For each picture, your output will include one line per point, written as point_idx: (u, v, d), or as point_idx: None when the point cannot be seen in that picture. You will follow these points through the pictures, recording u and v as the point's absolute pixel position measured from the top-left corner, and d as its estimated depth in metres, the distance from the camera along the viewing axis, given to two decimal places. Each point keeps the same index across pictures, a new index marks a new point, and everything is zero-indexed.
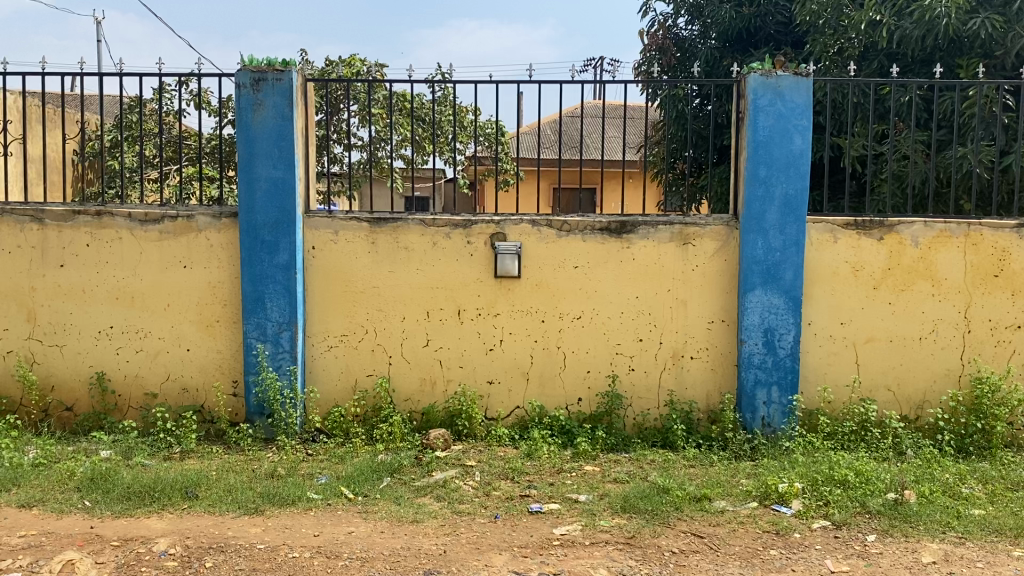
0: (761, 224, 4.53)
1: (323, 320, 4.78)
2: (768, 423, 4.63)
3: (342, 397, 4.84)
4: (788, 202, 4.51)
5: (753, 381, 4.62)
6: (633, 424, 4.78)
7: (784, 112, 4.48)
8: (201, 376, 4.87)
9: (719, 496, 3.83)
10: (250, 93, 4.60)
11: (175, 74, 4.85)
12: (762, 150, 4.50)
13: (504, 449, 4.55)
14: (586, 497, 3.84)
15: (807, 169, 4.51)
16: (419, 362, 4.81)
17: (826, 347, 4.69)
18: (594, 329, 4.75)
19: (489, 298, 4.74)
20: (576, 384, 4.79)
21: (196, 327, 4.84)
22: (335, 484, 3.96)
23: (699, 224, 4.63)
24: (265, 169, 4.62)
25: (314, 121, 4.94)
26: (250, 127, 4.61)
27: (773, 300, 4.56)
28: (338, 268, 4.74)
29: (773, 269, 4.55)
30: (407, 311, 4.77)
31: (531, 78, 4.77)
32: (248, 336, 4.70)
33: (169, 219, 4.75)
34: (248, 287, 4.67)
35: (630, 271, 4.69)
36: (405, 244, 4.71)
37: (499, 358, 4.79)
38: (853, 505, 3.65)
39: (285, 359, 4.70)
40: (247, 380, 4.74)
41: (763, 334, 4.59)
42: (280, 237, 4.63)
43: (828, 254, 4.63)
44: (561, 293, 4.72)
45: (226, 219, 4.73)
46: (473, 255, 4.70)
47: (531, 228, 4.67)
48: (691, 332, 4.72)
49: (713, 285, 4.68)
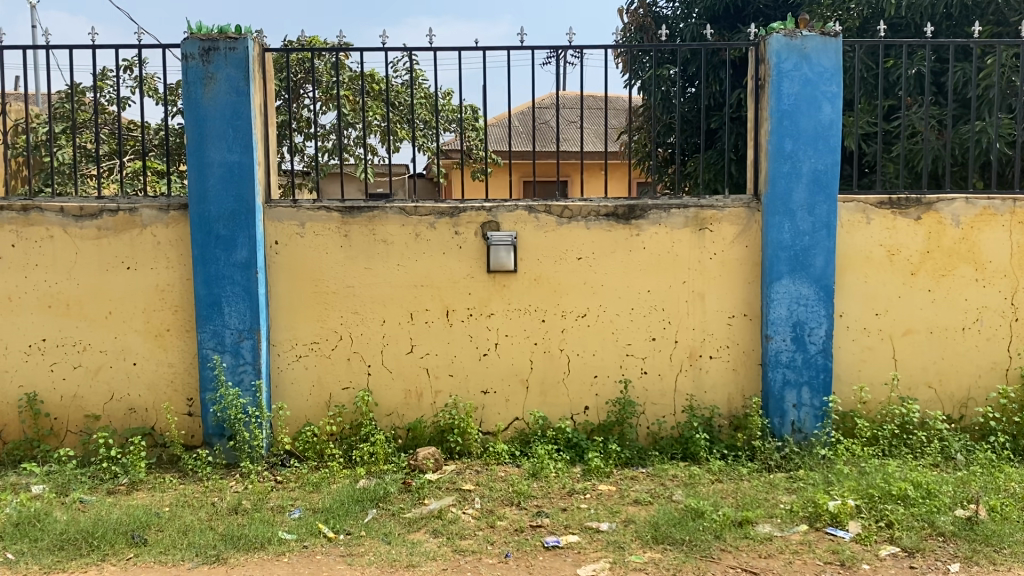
0: (787, 205, 4.01)
1: (290, 325, 4.17)
2: (799, 429, 4.10)
3: (314, 414, 4.23)
4: (817, 178, 3.99)
5: (781, 382, 4.09)
6: (647, 435, 4.23)
7: (811, 77, 3.97)
8: (151, 395, 4.22)
9: (761, 518, 3.30)
10: (199, 65, 3.98)
11: (111, 47, 4.22)
12: (787, 121, 3.98)
13: (504, 468, 3.96)
14: (609, 525, 3.27)
15: (837, 141, 4.00)
16: (402, 371, 4.22)
17: (861, 342, 4.19)
18: (602, 329, 4.19)
19: (481, 295, 4.16)
20: (582, 391, 4.23)
21: (143, 338, 4.19)
22: (312, 519, 3.36)
23: (717, 206, 4.10)
24: (218, 153, 4.00)
25: (274, 99, 4.31)
26: (199, 104, 3.98)
27: (802, 290, 4.04)
28: (307, 264, 4.13)
29: (802, 255, 4.02)
30: (387, 314, 4.17)
31: (521, 42, 4.19)
32: (204, 347, 4.07)
33: (107, 214, 4.11)
34: (201, 290, 4.04)
35: (640, 261, 4.14)
36: (384, 237, 4.12)
37: (494, 364, 4.21)
38: (921, 526, 3.14)
39: (248, 373, 4.07)
40: (204, 398, 4.11)
41: (792, 329, 4.06)
42: (238, 230, 4.01)
43: (860, 237, 4.13)
44: (563, 288, 4.16)
45: (175, 212, 4.11)
46: (461, 248, 4.12)
47: (527, 216, 4.10)
48: (710, 329, 4.18)
49: (733, 275, 4.15)
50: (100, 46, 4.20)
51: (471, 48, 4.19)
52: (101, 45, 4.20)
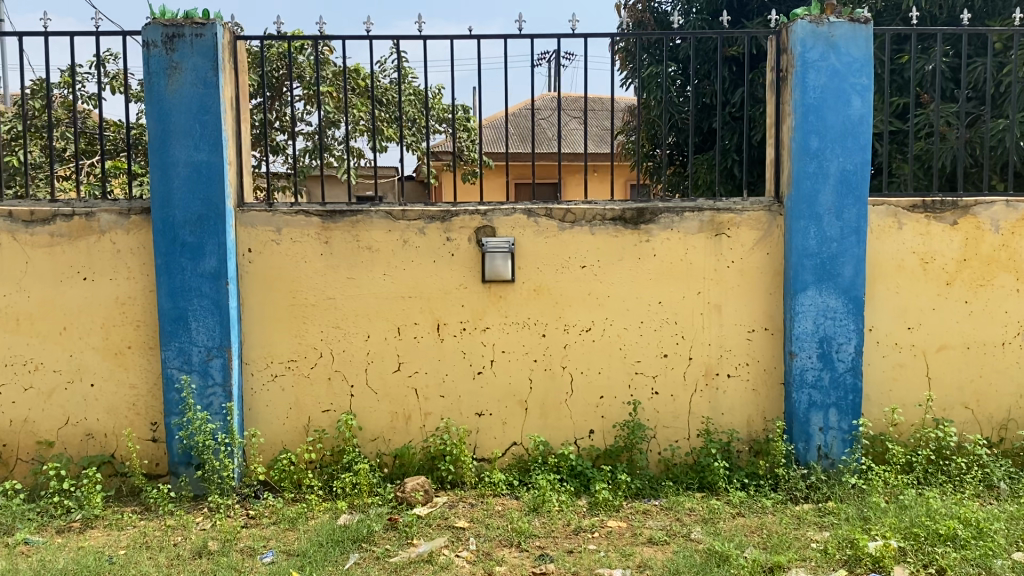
0: (814, 209, 3.63)
1: (265, 342, 3.77)
2: (826, 455, 3.73)
3: (291, 439, 3.83)
4: (845, 179, 3.63)
5: (806, 403, 3.71)
6: (659, 461, 3.85)
7: (839, 68, 3.61)
8: (110, 419, 3.82)
9: (793, 563, 2.92)
10: (162, 54, 3.58)
11: (66, 34, 3.79)
12: (813, 116, 3.61)
13: (502, 501, 3.57)
14: (622, 572, 2.89)
15: (867, 138, 3.64)
16: (388, 392, 3.82)
17: (891, 359, 3.82)
18: (608, 345, 3.80)
19: (475, 307, 3.77)
20: (586, 413, 3.84)
21: (102, 357, 3.79)
22: (286, 565, 2.97)
23: (734, 210, 3.73)
24: (184, 151, 3.60)
25: (246, 92, 3.91)
26: (162, 97, 3.59)
27: (830, 302, 3.67)
28: (282, 275, 3.74)
29: (830, 264, 3.65)
30: (372, 329, 3.78)
31: (519, 30, 3.78)
32: (169, 366, 3.67)
33: (61, 219, 3.71)
34: (165, 303, 3.64)
35: (651, 271, 3.76)
36: (368, 244, 3.73)
37: (490, 384, 3.82)
38: (976, 572, 2.77)
39: (217, 395, 3.67)
40: (169, 423, 3.70)
41: (818, 344, 3.69)
42: (206, 237, 3.61)
43: (891, 244, 3.76)
44: (566, 300, 3.78)
45: (136, 216, 3.71)
46: (453, 256, 3.74)
47: (527, 220, 3.72)
48: (728, 345, 3.81)
49: (753, 286, 3.78)
50: (53, 33, 3.76)
51: (464, 37, 3.81)
52: (55, 32, 3.77)
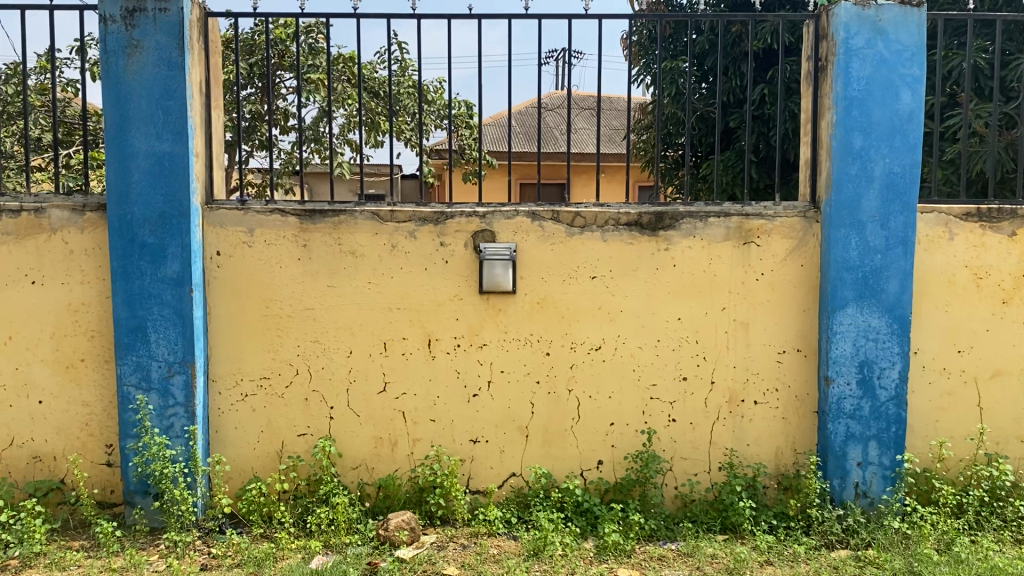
0: (855, 216, 3.21)
1: (234, 356, 3.35)
2: (864, 494, 3.30)
3: (263, 466, 3.41)
4: (892, 183, 3.20)
5: (843, 436, 3.28)
6: (675, 497, 3.42)
7: (887, 56, 3.18)
8: (60, 440, 3.40)
9: None
10: (121, 30, 3.16)
11: (18, 8, 3.37)
12: (856, 111, 3.19)
13: (498, 543, 3.15)
14: None
15: (918, 137, 3.21)
16: (373, 415, 3.40)
17: (939, 386, 3.39)
18: (620, 365, 3.38)
19: (471, 320, 3.35)
20: (594, 441, 3.42)
21: (51, 370, 3.37)
22: None
23: (764, 216, 3.31)
24: (144, 141, 3.18)
25: (219, 76, 3.49)
26: (121, 79, 3.17)
27: (871, 321, 3.24)
28: (254, 282, 3.32)
29: (872, 278, 3.22)
30: (355, 344, 3.36)
31: (525, 10, 3.36)
32: (124, 383, 3.25)
33: (7, 215, 3.29)
34: (121, 312, 3.22)
35: (669, 283, 3.34)
36: (352, 248, 3.31)
37: (487, 408, 3.40)
38: None
39: (178, 416, 3.25)
40: (124, 447, 3.28)
41: (858, 369, 3.26)
42: (168, 239, 3.19)
43: (940, 257, 3.33)
44: (573, 315, 3.36)
45: (92, 213, 3.31)
46: (448, 262, 3.32)
47: (530, 224, 3.31)
48: (754, 368, 3.39)
49: (784, 302, 3.36)
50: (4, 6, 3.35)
51: (463, 16, 3.38)
52: (5, 6, 3.35)
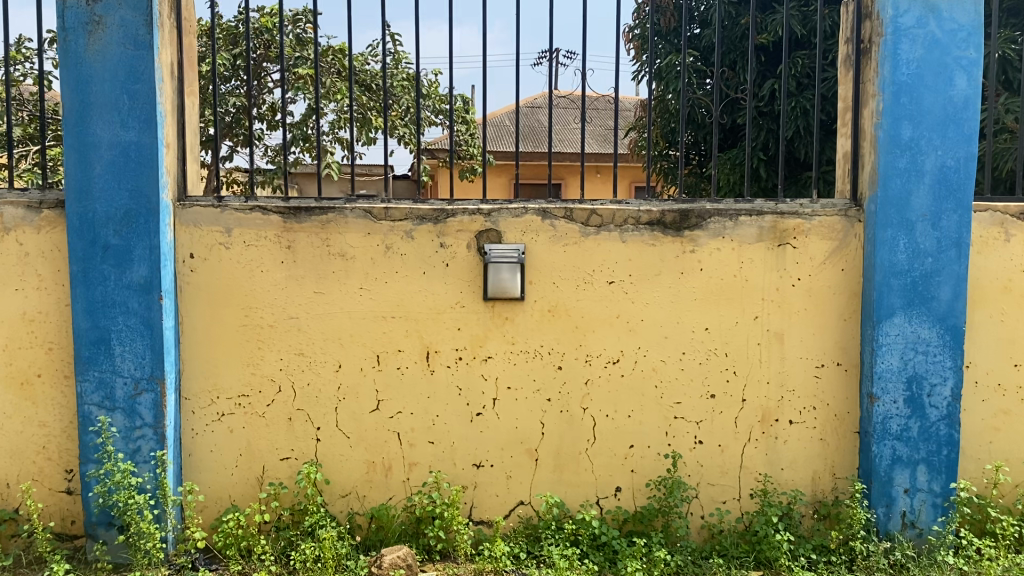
0: (903, 215, 2.87)
1: (209, 372, 3.00)
2: (911, 524, 2.96)
3: (241, 494, 3.05)
4: (944, 178, 2.87)
5: (889, 460, 2.94)
6: (702, 527, 3.08)
7: (939, 37, 2.85)
8: (14, 465, 3.04)
9: None
10: (81, 6, 2.81)
11: None
12: (905, 98, 2.86)
13: None
14: None
15: (973, 127, 2.88)
16: (365, 437, 3.05)
17: (993, 404, 3.06)
18: (641, 380, 3.04)
19: (475, 331, 3.00)
20: (612, 465, 3.08)
21: (4, 387, 3.01)
22: None
23: (801, 215, 2.98)
24: (107, 129, 2.83)
25: (195, 59, 3.13)
26: (81, 60, 2.81)
27: (921, 332, 2.90)
28: (232, 288, 2.97)
29: (922, 284, 2.89)
30: (345, 358, 3.01)
31: None
32: (85, 403, 2.88)
33: None
34: (81, 321, 2.86)
35: (696, 289, 3.00)
36: (341, 250, 2.96)
37: (492, 428, 3.05)
38: None
39: (144, 439, 2.89)
40: (85, 473, 2.92)
41: (906, 385, 2.92)
42: (134, 239, 2.83)
43: (995, 261, 3.01)
44: (589, 325, 3.02)
45: (49, 210, 2.95)
46: (449, 266, 2.98)
47: (541, 223, 2.97)
48: (789, 384, 3.05)
49: (822, 310, 3.02)
50: None
51: None
52: None
